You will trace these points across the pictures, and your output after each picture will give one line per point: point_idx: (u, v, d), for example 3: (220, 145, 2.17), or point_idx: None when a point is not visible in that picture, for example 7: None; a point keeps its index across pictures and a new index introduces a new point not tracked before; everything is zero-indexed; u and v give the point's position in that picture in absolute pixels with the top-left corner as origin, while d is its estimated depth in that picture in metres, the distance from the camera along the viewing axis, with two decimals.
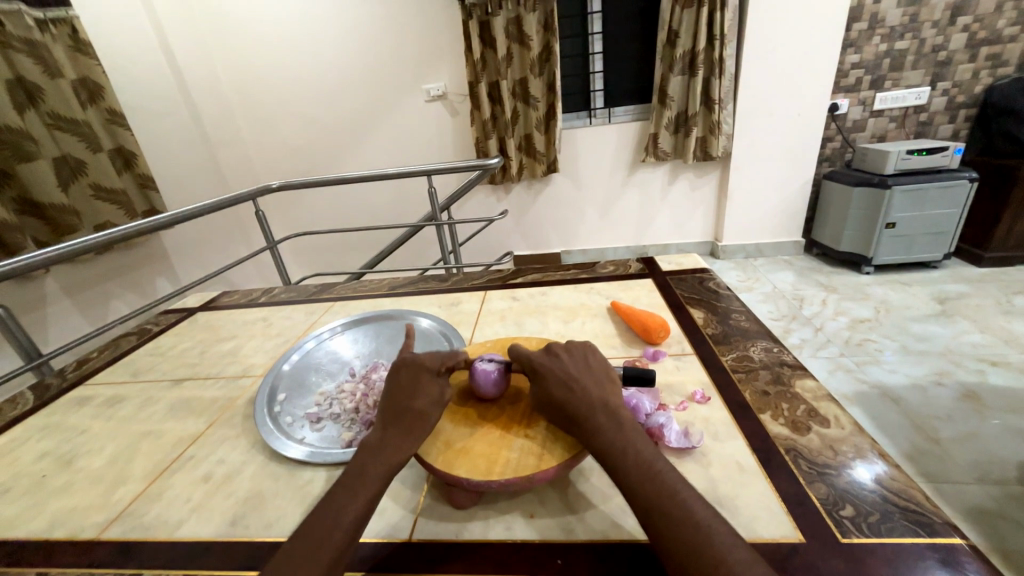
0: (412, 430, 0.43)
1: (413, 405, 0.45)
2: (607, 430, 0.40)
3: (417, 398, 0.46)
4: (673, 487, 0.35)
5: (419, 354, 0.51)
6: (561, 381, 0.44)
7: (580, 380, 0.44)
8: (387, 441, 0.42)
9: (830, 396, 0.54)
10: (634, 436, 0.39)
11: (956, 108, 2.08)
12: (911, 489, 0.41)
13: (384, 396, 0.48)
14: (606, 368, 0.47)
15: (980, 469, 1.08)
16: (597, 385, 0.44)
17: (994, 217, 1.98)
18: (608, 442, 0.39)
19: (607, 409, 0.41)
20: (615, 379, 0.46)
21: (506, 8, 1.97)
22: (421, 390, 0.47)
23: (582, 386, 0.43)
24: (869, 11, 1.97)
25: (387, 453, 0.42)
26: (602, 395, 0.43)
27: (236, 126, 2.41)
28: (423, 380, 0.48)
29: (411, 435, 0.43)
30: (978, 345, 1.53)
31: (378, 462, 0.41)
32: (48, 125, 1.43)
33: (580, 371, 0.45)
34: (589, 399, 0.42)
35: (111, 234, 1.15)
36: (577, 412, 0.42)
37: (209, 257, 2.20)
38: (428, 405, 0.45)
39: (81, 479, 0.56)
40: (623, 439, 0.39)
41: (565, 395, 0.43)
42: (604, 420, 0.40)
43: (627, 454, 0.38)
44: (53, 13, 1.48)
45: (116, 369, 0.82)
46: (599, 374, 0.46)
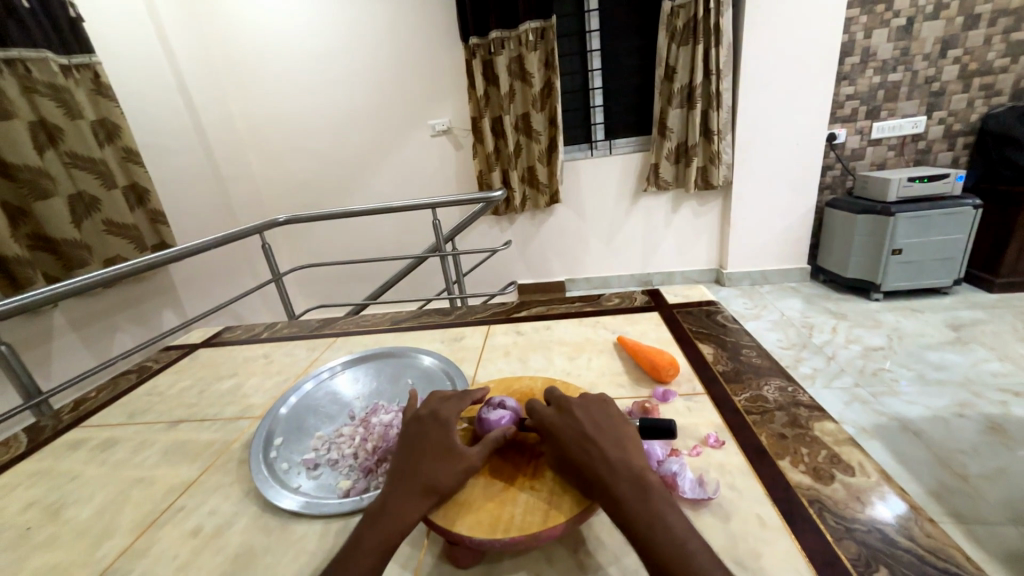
0: (418, 491, 0.41)
1: (420, 463, 0.43)
2: (628, 498, 0.37)
3: (425, 455, 0.44)
4: (705, 566, 0.33)
5: (432, 407, 0.49)
6: (576, 440, 0.42)
7: (596, 439, 0.42)
8: (391, 504, 0.40)
9: (851, 440, 0.51)
10: (655, 500, 0.37)
11: (954, 135, 2.11)
12: (949, 547, 0.38)
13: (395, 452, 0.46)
14: (623, 424, 0.44)
15: (1014, 509, 1.01)
16: (614, 444, 0.41)
17: (1002, 243, 1.97)
18: (630, 512, 0.36)
19: (625, 472, 0.39)
20: (633, 435, 0.43)
21: (508, 48, 2.06)
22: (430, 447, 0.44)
23: (599, 447, 0.41)
24: (860, 45, 2.03)
25: (391, 516, 0.40)
26: (620, 456, 0.40)
27: (247, 162, 2.48)
28: (432, 433, 0.46)
29: (417, 496, 0.41)
30: (997, 374, 1.48)
31: (380, 527, 0.39)
32: (66, 163, 1.47)
33: (597, 430, 0.43)
34: (608, 462, 0.39)
35: (120, 269, 1.16)
36: (596, 476, 0.39)
37: (215, 289, 2.21)
38: (437, 461, 0.43)
39: (67, 532, 0.53)
40: (646, 507, 0.36)
41: (583, 458, 0.41)
42: (625, 486, 0.38)
43: (653, 527, 0.35)
44: (77, 59, 1.55)
45: (113, 409, 0.80)
46: (618, 435, 0.43)
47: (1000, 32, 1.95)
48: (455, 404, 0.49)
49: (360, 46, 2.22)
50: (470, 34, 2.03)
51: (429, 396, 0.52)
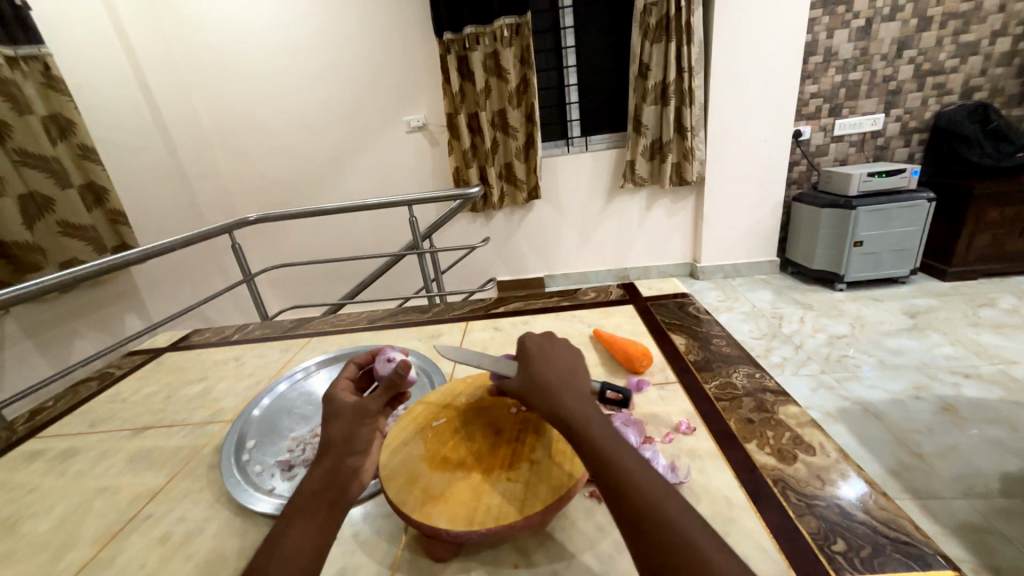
0: (325, 457, 0.43)
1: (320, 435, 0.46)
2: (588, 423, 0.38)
3: (335, 420, 0.46)
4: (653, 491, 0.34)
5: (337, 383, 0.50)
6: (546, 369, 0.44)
7: (561, 374, 0.43)
8: (308, 477, 0.42)
9: (813, 422, 0.53)
10: (606, 428, 0.38)
11: (910, 132, 2.21)
12: (899, 518, 0.41)
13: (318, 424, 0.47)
14: (573, 352, 0.47)
15: (965, 483, 1.08)
16: (553, 372, 0.43)
17: (954, 234, 2.08)
18: (589, 432, 0.38)
19: (586, 402, 0.40)
20: (581, 364, 0.46)
21: (483, 44, 2.05)
22: (338, 414, 0.46)
23: (560, 380, 0.42)
24: (823, 45, 2.11)
25: (308, 486, 0.42)
26: (554, 375, 0.43)
27: (213, 160, 2.40)
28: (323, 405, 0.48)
29: (326, 459, 0.43)
30: (950, 358, 1.57)
31: (301, 499, 0.41)
32: (15, 161, 1.39)
33: (552, 365, 0.44)
34: (568, 394, 0.41)
35: (77, 272, 1.10)
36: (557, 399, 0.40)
37: (181, 292, 2.12)
38: (330, 426, 0.46)
39: (23, 546, 0.51)
40: (602, 430, 0.38)
41: (551, 384, 0.42)
42: (570, 396, 0.40)
43: (608, 445, 0.37)
44: (24, 50, 1.46)
45: (73, 418, 0.77)
46: (568, 371, 0.44)
47: (949, 35, 2.06)
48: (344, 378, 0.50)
49: (331, 40, 2.18)
50: (444, 30, 2.02)
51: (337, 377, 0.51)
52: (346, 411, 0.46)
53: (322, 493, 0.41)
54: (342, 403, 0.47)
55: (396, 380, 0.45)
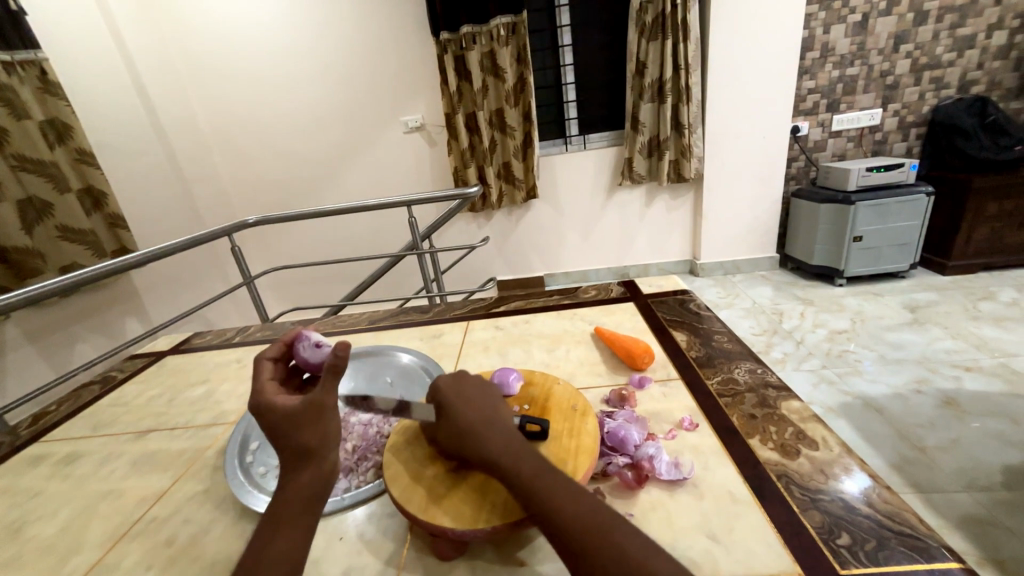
0: (296, 464, 0.41)
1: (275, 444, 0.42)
2: (496, 448, 0.39)
3: (296, 425, 0.42)
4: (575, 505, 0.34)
5: (266, 388, 0.46)
6: (453, 397, 0.44)
7: (467, 398, 0.44)
8: (284, 485, 0.41)
9: (816, 417, 0.54)
10: (517, 446, 0.39)
11: (907, 126, 2.22)
12: (904, 511, 0.41)
13: (270, 431, 0.43)
14: (488, 387, 0.46)
15: (967, 476, 1.08)
16: (473, 412, 0.43)
17: (953, 227, 2.08)
18: (498, 458, 0.38)
19: (493, 426, 0.41)
20: (497, 398, 0.45)
21: (480, 43, 2.04)
22: (296, 420, 0.42)
23: (468, 406, 0.43)
24: (820, 41, 2.11)
25: (287, 494, 0.40)
26: (472, 415, 0.42)
27: (211, 162, 2.40)
28: (259, 413, 0.43)
29: (302, 464, 0.41)
30: (951, 352, 1.57)
31: (283, 507, 0.40)
32: (13, 166, 1.39)
33: (458, 391, 0.45)
34: (475, 421, 0.42)
35: (77, 276, 1.10)
36: (464, 428, 0.41)
37: (181, 295, 2.12)
38: (282, 433, 0.42)
39: (29, 551, 0.51)
40: (509, 452, 0.38)
41: (459, 413, 0.43)
42: (493, 438, 0.40)
43: (518, 466, 0.37)
44: (21, 55, 1.46)
45: (75, 422, 0.77)
46: (487, 406, 0.43)
47: (946, 28, 2.06)
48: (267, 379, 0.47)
49: (328, 41, 2.17)
50: (441, 30, 2.02)
51: (257, 380, 0.47)
52: (297, 414, 0.42)
53: (307, 498, 0.40)
54: (288, 408, 0.42)
55: (341, 361, 0.41)
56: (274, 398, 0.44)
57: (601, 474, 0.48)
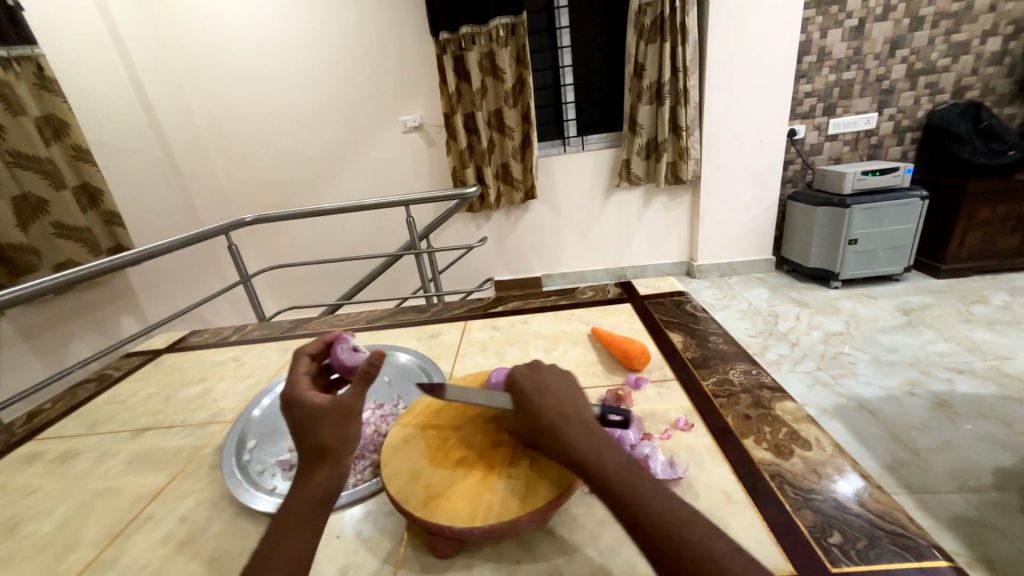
0: (311, 464, 0.41)
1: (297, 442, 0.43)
2: (580, 445, 0.37)
3: (317, 423, 0.42)
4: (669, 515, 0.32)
5: (300, 386, 0.47)
6: (530, 387, 0.42)
7: (547, 388, 0.42)
8: (297, 489, 0.41)
9: (809, 417, 0.54)
10: (603, 445, 0.37)
11: (903, 131, 2.23)
12: (894, 510, 0.42)
13: (295, 430, 0.44)
14: (566, 377, 0.44)
15: (958, 478, 1.10)
16: (556, 400, 0.41)
17: (947, 231, 2.10)
18: (585, 456, 0.36)
19: (577, 419, 0.39)
20: (575, 388, 0.43)
21: (479, 44, 2.05)
22: (320, 420, 0.42)
23: (549, 396, 0.41)
24: (817, 45, 2.13)
25: (299, 494, 0.40)
26: (555, 403, 0.40)
27: (208, 160, 2.39)
28: (291, 410, 0.45)
29: (317, 465, 0.41)
30: (944, 354, 1.59)
31: (292, 509, 0.39)
32: (8, 163, 1.38)
33: (536, 381, 0.43)
34: (557, 412, 0.39)
35: (73, 274, 1.09)
36: (545, 419, 0.39)
37: (177, 293, 2.11)
38: (308, 431, 0.43)
39: (25, 548, 0.51)
40: (596, 450, 0.36)
41: (541, 403, 0.40)
42: (576, 428, 0.38)
43: (606, 466, 0.35)
44: (17, 51, 1.45)
45: (71, 420, 0.77)
46: (570, 396, 0.42)
47: (941, 34, 2.08)
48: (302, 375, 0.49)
49: (327, 40, 2.17)
50: (440, 30, 2.02)
51: (291, 378, 0.48)
52: (325, 414, 0.43)
53: (314, 501, 0.39)
54: (318, 408, 0.43)
55: (372, 369, 0.43)
56: (308, 395, 0.45)
57: None
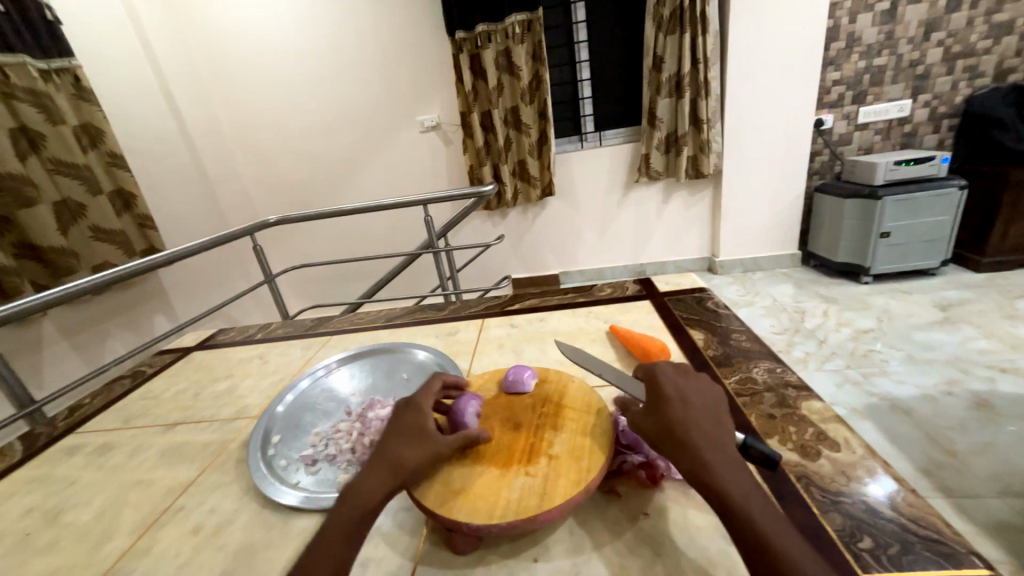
0: (386, 471, 0.41)
1: (389, 443, 0.44)
2: (725, 473, 0.35)
3: (402, 438, 0.44)
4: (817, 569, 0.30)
5: (419, 400, 0.48)
6: (676, 400, 0.41)
7: (691, 404, 0.41)
8: (353, 488, 0.41)
9: (838, 418, 0.52)
10: (746, 480, 0.35)
11: (939, 118, 2.13)
12: (930, 515, 0.40)
13: (387, 435, 0.45)
14: (710, 389, 0.43)
15: (1000, 482, 1.04)
16: (695, 409, 0.40)
17: (988, 222, 1.99)
18: (727, 485, 0.35)
19: (722, 444, 0.38)
20: (718, 401, 0.42)
21: (495, 41, 2.05)
22: (414, 443, 0.43)
23: (694, 414, 0.40)
24: (845, 30, 2.04)
25: (353, 495, 0.40)
26: (693, 409, 0.40)
27: (234, 163, 2.46)
28: (406, 415, 0.47)
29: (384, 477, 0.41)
30: (985, 352, 1.51)
31: (345, 507, 0.39)
32: (49, 170, 1.45)
33: (681, 396, 0.42)
34: (702, 432, 0.38)
35: (110, 275, 1.14)
36: (689, 437, 0.38)
37: (205, 293, 2.19)
38: (407, 442, 0.44)
39: (67, 535, 0.53)
40: (739, 482, 0.35)
41: (687, 418, 0.39)
42: (704, 438, 0.38)
43: (750, 504, 0.34)
44: (56, 63, 1.53)
45: (108, 415, 0.80)
46: (708, 407, 0.41)
47: (982, 14, 1.97)
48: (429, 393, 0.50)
49: (346, 42, 2.20)
50: (456, 29, 2.02)
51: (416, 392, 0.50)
52: (422, 443, 0.43)
53: (367, 508, 0.39)
54: (422, 439, 0.44)
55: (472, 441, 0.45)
56: (427, 415, 0.47)
57: (617, 472, 0.48)
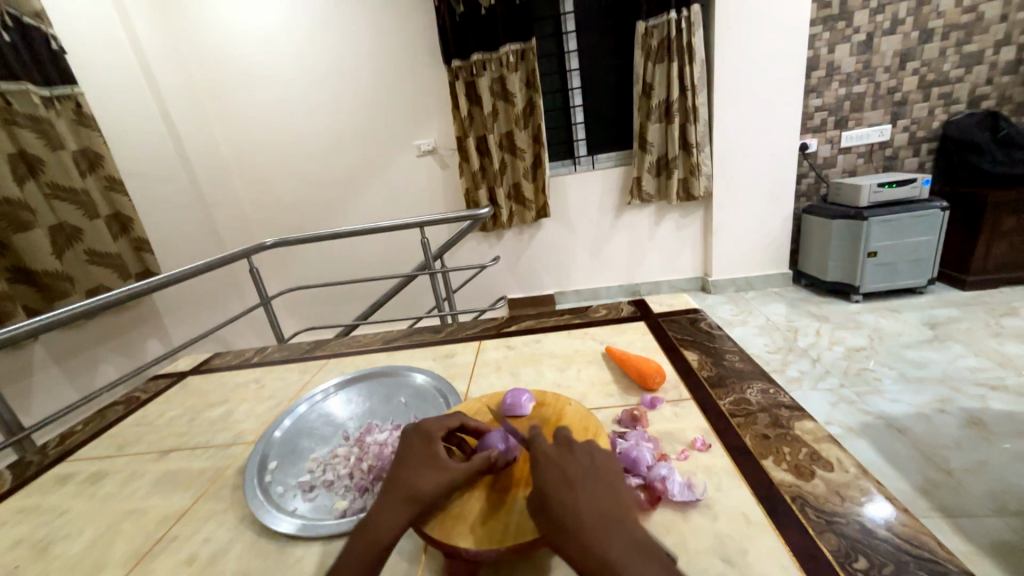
0: (401, 501, 0.41)
1: (402, 473, 0.43)
2: (629, 562, 0.32)
3: (412, 466, 0.44)
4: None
5: (428, 428, 0.48)
6: (556, 486, 0.38)
7: (574, 484, 0.38)
8: (366, 521, 0.40)
9: (830, 437, 0.53)
10: (651, 563, 0.33)
11: (918, 142, 2.21)
12: (922, 535, 0.40)
13: (395, 465, 0.45)
14: (592, 461, 0.41)
15: (996, 500, 1.04)
16: (583, 491, 0.38)
17: (971, 242, 2.05)
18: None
19: (620, 524, 0.35)
20: (605, 475, 0.40)
21: (490, 69, 2.12)
22: (426, 470, 0.43)
23: (583, 493, 0.37)
24: (825, 60, 2.14)
25: (367, 529, 0.40)
26: (578, 491, 0.38)
27: (232, 186, 2.49)
28: (415, 444, 0.46)
29: (399, 507, 0.41)
30: (975, 370, 1.53)
31: (359, 540, 0.39)
32: (47, 194, 1.46)
33: (562, 477, 0.39)
34: (590, 519, 0.35)
35: (105, 299, 1.15)
36: (582, 526, 0.35)
37: (199, 316, 2.17)
38: (420, 471, 0.43)
39: (57, 568, 0.52)
40: (645, 569, 0.32)
41: (574, 508, 0.36)
42: (595, 523, 0.35)
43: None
44: (59, 90, 1.56)
45: (101, 442, 0.79)
46: (597, 480, 0.39)
47: (953, 45, 2.07)
48: (439, 420, 0.49)
49: (345, 70, 2.27)
50: (452, 58, 2.10)
51: (420, 421, 0.50)
52: (435, 472, 0.43)
53: (384, 541, 0.39)
54: (439, 468, 0.44)
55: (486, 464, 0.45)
56: (439, 444, 0.47)
57: None
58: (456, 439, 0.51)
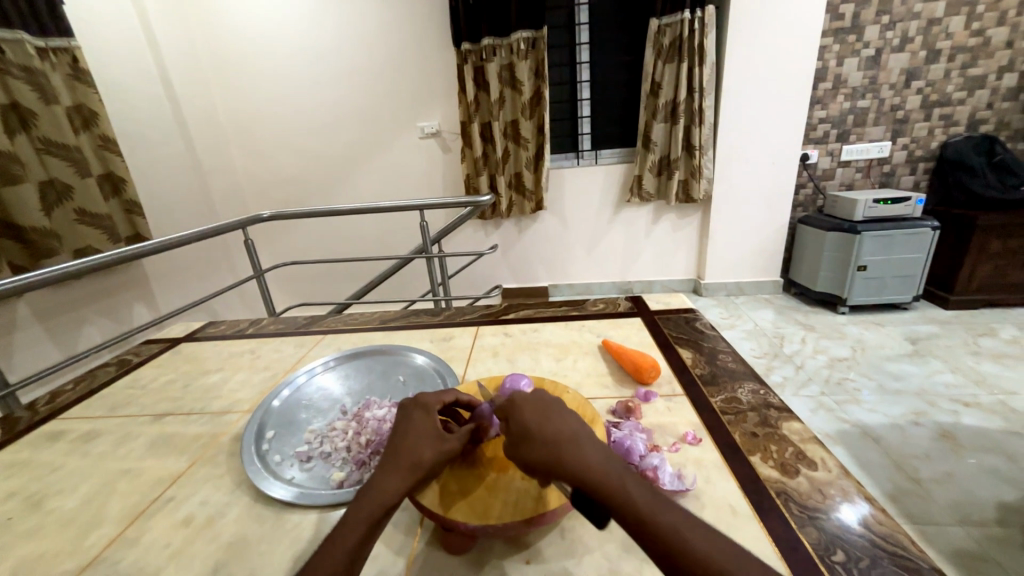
0: (403, 469, 0.42)
1: (403, 443, 0.44)
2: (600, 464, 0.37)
3: (412, 436, 0.45)
4: (718, 550, 0.32)
5: (426, 399, 0.49)
6: (533, 410, 0.42)
7: (545, 412, 0.42)
8: (369, 486, 0.41)
9: (816, 438, 0.55)
10: (619, 467, 0.38)
11: (916, 161, 2.25)
12: (897, 533, 0.43)
13: (395, 435, 0.46)
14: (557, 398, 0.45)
15: (961, 511, 1.09)
16: (556, 419, 0.41)
17: (957, 262, 2.10)
18: (601, 476, 0.36)
19: (594, 444, 0.39)
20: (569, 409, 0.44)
21: (500, 55, 2.10)
22: (427, 439, 0.45)
23: (555, 418, 0.41)
24: (833, 72, 2.15)
25: (371, 493, 0.41)
26: (550, 417, 0.41)
27: (228, 155, 2.44)
28: (414, 415, 0.47)
29: (402, 474, 0.42)
30: (951, 386, 1.58)
31: (364, 505, 0.40)
32: (38, 149, 1.42)
33: (537, 403, 0.43)
34: (566, 439, 0.39)
35: (94, 261, 1.13)
36: (559, 443, 0.39)
37: (189, 284, 2.15)
38: (421, 440, 0.45)
39: (50, 522, 0.53)
40: (613, 471, 0.37)
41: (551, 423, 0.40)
42: (569, 441, 0.39)
43: (629, 491, 0.35)
44: (55, 42, 1.51)
45: (92, 402, 0.79)
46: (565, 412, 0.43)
47: (958, 68, 2.10)
48: (437, 393, 0.50)
49: (351, 45, 2.23)
50: (462, 40, 2.07)
51: (419, 393, 0.50)
52: (435, 440, 0.44)
53: (388, 505, 0.40)
54: (440, 437, 0.45)
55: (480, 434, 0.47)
56: (436, 414, 0.47)
57: None
58: (450, 412, 0.52)
